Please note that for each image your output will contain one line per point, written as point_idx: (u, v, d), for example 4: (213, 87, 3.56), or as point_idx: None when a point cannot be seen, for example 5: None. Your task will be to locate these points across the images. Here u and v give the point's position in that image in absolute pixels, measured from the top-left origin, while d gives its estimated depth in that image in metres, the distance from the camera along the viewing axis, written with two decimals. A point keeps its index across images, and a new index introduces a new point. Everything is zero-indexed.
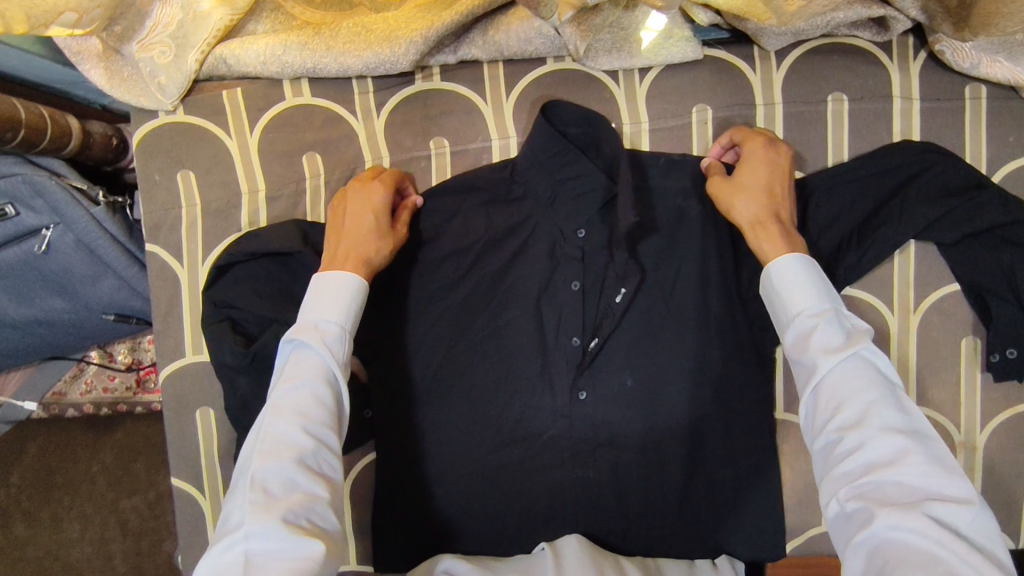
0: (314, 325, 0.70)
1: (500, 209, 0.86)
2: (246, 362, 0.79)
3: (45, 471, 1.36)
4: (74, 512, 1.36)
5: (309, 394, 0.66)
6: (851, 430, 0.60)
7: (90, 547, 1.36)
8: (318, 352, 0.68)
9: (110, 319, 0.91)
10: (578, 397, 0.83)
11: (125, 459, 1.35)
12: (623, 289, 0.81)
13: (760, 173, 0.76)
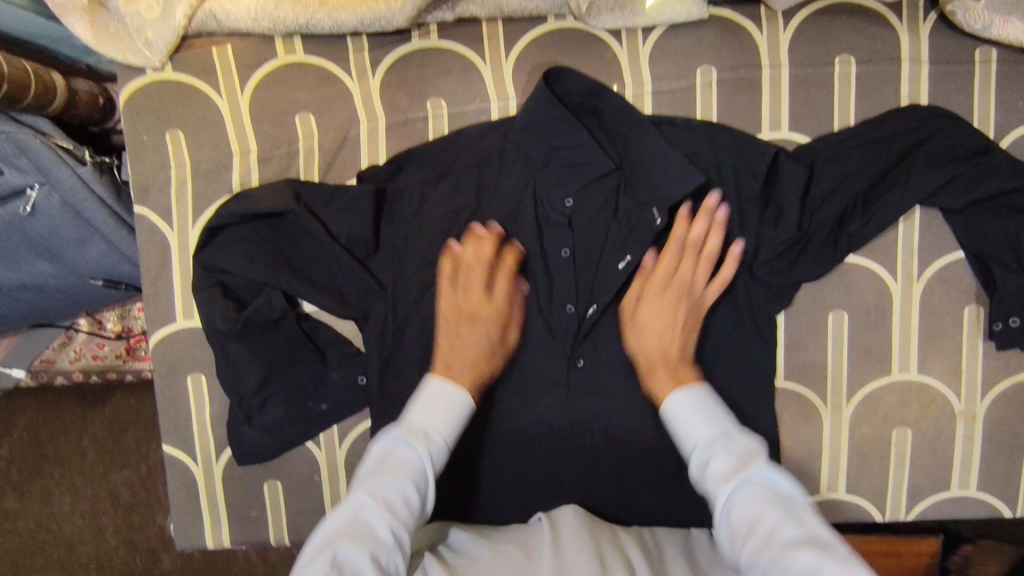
0: (426, 435, 0.67)
1: (499, 173, 0.83)
2: (237, 328, 0.78)
3: (34, 444, 1.35)
4: (63, 486, 1.35)
5: (401, 494, 0.63)
6: (761, 554, 0.56)
7: (80, 519, 1.34)
8: (419, 455, 0.65)
9: (98, 285, 0.89)
10: (577, 365, 0.82)
11: (116, 432, 1.35)
12: (628, 256, 0.80)
13: (662, 293, 0.76)
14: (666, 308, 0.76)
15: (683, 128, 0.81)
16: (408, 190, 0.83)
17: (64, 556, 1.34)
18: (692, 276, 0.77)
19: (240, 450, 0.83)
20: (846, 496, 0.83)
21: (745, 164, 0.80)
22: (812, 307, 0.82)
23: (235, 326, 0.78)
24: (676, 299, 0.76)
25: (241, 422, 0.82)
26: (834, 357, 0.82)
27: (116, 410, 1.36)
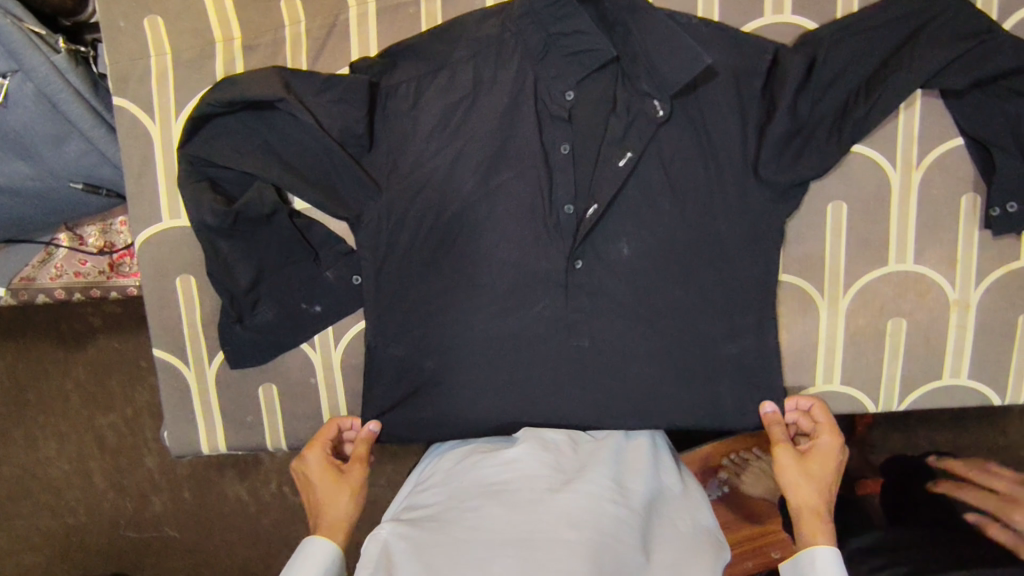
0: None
1: (499, 65, 0.80)
2: (229, 222, 0.76)
3: (16, 389, 1.38)
4: (49, 431, 1.40)
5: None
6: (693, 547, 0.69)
7: (68, 465, 1.41)
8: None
9: (76, 189, 0.85)
10: (574, 266, 0.81)
11: (98, 376, 1.37)
12: (627, 153, 0.78)
13: (829, 466, 0.77)
14: (835, 472, 0.78)
15: (684, 24, 0.79)
16: (404, 86, 0.80)
17: (55, 501, 1.41)
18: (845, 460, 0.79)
19: (236, 353, 0.82)
20: (841, 387, 0.84)
21: (745, 63, 0.79)
22: (812, 200, 0.82)
23: (226, 223, 0.76)
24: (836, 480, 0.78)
25: (234, 324, 0.80)
26: (833, 248, 0.82)
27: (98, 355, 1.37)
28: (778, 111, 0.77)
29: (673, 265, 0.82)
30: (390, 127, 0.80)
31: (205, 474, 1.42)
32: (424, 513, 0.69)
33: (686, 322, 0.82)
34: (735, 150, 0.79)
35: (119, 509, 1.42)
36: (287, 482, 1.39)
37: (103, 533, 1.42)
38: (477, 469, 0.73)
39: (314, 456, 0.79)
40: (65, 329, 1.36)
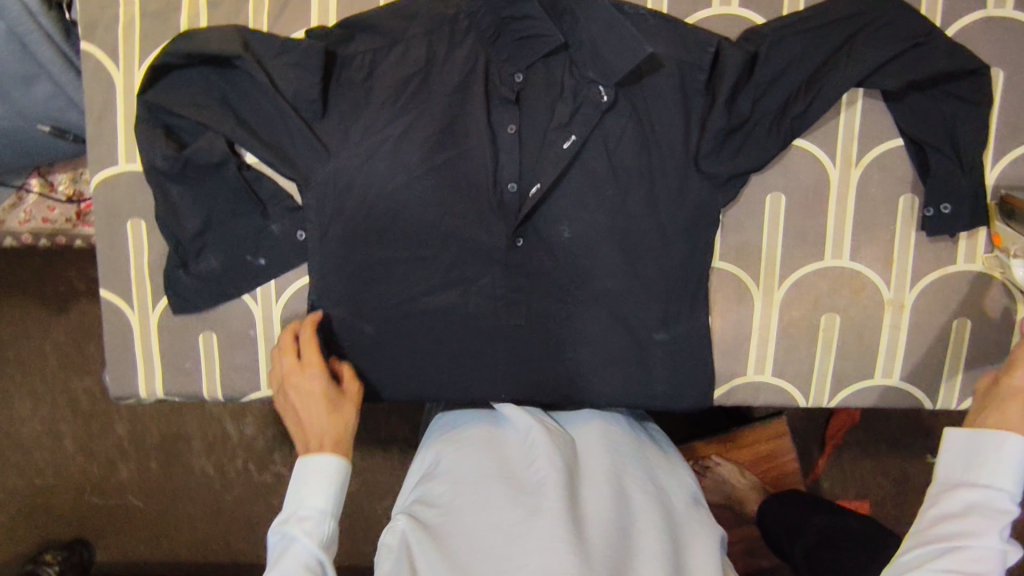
0: (303, 517, 0.69)
1: (451, 44, 0.80)
2: (179, 167, 0.79)
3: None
4: (24, 389, 1.45)
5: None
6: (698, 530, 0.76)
7: (39, 423, 1.45)
8: (304, 540, 0.67)
9: (44, 131, 0.89)
10: (516, 244, 0.83)
11: (78, 339, 1.42)
12: (572, 135, 0.80)
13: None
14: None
15: (632, 15, 0.79)
16: (358, 56, 0.81)
17: (21, 459, 1.45)
18: None
19: (180, 300, 0.84)
20: (772, 379, 0.85)
21: (689, 58, 0.79)
22: (752, 191, 0.82)
23: (180, 165, 0.79)
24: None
25: (178, 268, 0.83)
26: (771, 237, 0.83)
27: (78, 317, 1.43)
28: (717, 108, 0.78)
29: (612, 247, 0.83)
30: (343, 95, 0.81)
31: (169, 446, 1.45)
32: (436, 501, 0.74)
33: (621, 302, 0.84)
34: (678, 143, 0.80)
35: (84, 474, 1.46)
36: (253, 461, 1.44)
37: (66, 497, 1.46)
38: (475, 450, 0.78)
39: (316, 374, 0.79)
40: (51, 291, 1.43)
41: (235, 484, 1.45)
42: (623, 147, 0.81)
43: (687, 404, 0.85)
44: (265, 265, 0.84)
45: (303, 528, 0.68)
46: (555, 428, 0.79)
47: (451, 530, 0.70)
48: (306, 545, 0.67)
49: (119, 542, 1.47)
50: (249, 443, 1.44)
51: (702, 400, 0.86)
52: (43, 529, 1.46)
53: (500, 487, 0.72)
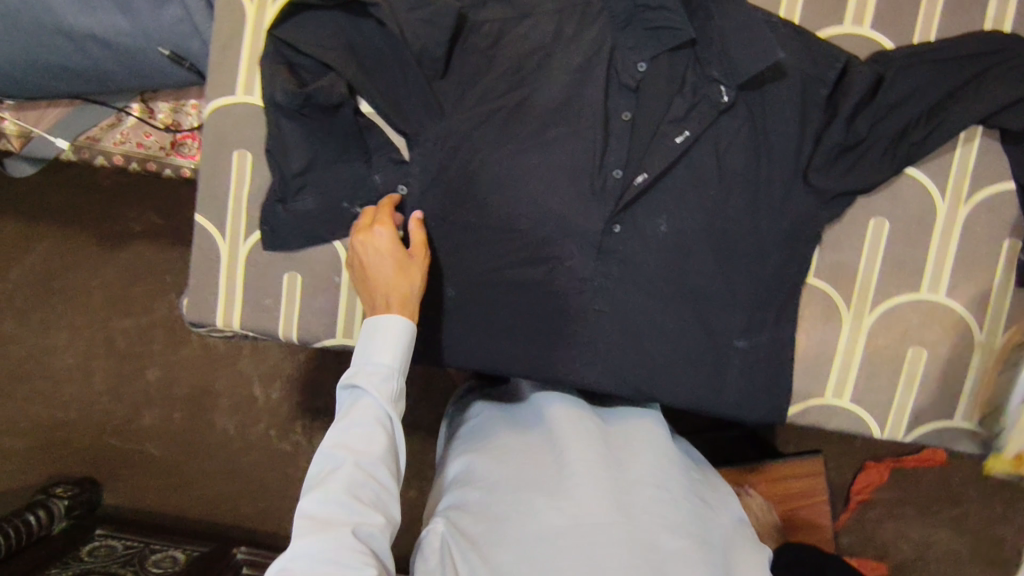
0: (374, 370, 0.71)
1: (581, 25, 0.81)
2: (299, 103, 0.77)
3: (47, 275, 1.51)
4: (64, 322, 1.52)
5: (354, 463, 0.66)
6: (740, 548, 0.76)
7: (72, 358, 1.52)
8: (375, 395, 0.69)
9: (164, 56, 0.91)
10: (612, 230, 0.83)
11: (125, 280, 1.50)
12: (685, 131, 0.80)
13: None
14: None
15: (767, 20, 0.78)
16: (488, 23, 0.81)
17: (49, 391, 1.52)
18: None
19: (274, 235, 0.85)
20: (849, 405, 0.84)
21: (813, 70, 0.79)
22: (856, 212, 0.82)
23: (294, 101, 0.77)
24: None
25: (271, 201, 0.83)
26: (868, 262, 0.82)
27: (129, 259, 1.50)
28: (837, 123, 0.78)
29: (706, 247, 0.83)
30: (466, 60, 0.82)
31: (195, 401, 1.51)
32: (470, 501, 0.76)
33: (707, 303, 0.84)
34: (790, 154, 0.80)
35: (108, 414, 1.52)
36: (273, 427, 1.50)
37: (86, 435, 1.52)
38: (507, 449, 0.79)
39: (384, 233, 0.78)
40: (106, 229, 1.50)
41: (252, 448, 1.51)
42: (734, 149, 0.81)
43: (757, 416, 0.85)
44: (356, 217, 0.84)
45: (375, 379, 0.70)
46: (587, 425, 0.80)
47: (484, 533, 0.72)
48: (376, 399, 0.69)
49: (127, 486, 1.53)
50: (272, 410, 1.50)
51: (774, 414, 0.85)
52: (58, 461, 1.52)
53: (531, 487, 0.73)
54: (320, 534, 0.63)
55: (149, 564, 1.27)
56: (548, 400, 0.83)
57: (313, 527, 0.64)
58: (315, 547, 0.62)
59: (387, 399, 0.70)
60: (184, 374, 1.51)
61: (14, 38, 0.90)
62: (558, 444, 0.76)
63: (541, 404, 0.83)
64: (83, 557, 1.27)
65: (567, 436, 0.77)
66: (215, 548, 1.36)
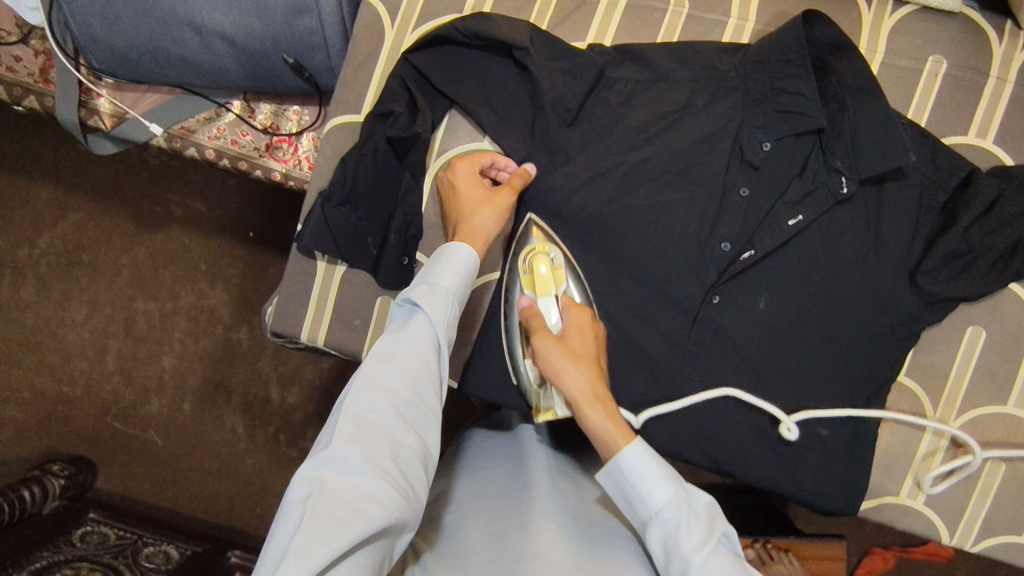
0: (434, 290, 0.67)
1: (713, 97, 0.82)
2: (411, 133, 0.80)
3: (75, 245, 1.48)
4: (86, 295, 1.48)
5: (400, 380, 0.61)
6: None
7: (88, 333, 1.48)
8: (432, 315, 0.65)
9: (287, 63, 0.91)
10: (712, 300, 0.83)
11: (157, 262, 1.47)
12: (799, 214, 0.80)
13: (585, 341, 0.72)
14: (594, 347, 0.73)
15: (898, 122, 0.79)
16: (622, 81, 0.83)
17: (59, 363, 1.49)
18: (611, 431, 0.67)
19: (379, 270, 0.83)
20: (923, 506, 0.85)
21: (935, 174, 0.81)
22: (954, 318, 0.83)
23: (404, 129, 0.80)
24: (598, 361, 0.73)
25: (321, 202, 0.81)
26: (960, 369, 0.84)
27: (164, 242, 1.47)
28: (954, 232, 0.78)
29: (803, 330, 0.83)
30: (595, 114, 0.83)
31: (210, 396, 1.47)
32: (444, 522, 0.73)
33: (796, 385, 0.84)
34: (901, 251, 0.81)
35: (115, 396, 1.48)
36: (284, 432, 1.45)
37: (90, 414, 1.49)
38: (485, 472, 0.79)
39: (465, 168, 0.79)
40: (149, 210, 1.47)
41: (259, 452, 1.46)
42: (845, 239, 0.82)
43: (828, 504, 0.84)
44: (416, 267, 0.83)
45: (437, 300, 0.66)
46: (559, 470, 0.80)
47: (443, 544, 0.69)
48: (429, 321, 0.65)
49: (122, 473, 1.48)
50: (286, 415, 1.45)
51: (847, 505, 0.84)
52: (55, 436, 1.48)
53: (494, 502, 0.72)
54: (362, 447, 0.57)
55: (142, 558, 1.22)
56: (525, 435, 0.86)
57: (353, 434, 0.57)
58: (354, 456, 0.56)
59: (443, 327, 0.66)
60: (202, 367, 1.47)
61: (137, 24, 0.91)
62: (530, 471, 0.76)
63: (521, 437, 0.85)
64: (76, 543, 1.21)
65: (537, 467, 0.77)
66: (211, 548, 1.30)
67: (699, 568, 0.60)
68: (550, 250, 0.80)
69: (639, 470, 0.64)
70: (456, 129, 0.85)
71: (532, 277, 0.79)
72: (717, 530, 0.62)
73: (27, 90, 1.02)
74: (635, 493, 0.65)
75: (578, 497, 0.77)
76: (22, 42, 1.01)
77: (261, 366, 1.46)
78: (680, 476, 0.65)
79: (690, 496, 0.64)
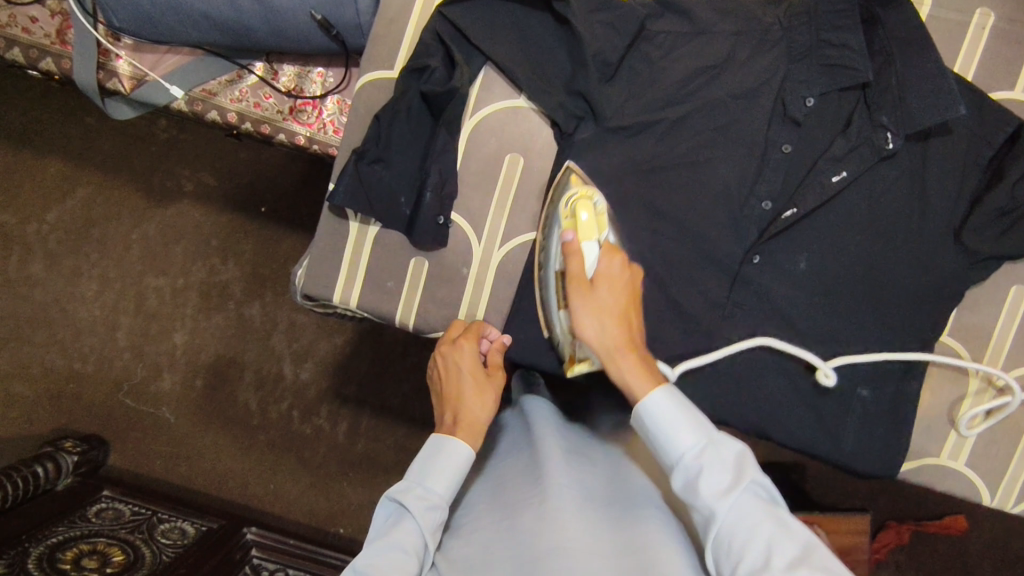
0: (421, 495, 0.68)
1: (755, 51, 0.80)
2: (448, 87, 0.78)
3: (85, 220, 1.46)
4: (97, 271, 1.46)
5: (393, 563, 0.62)
6: (754, 566, 0.57)
7: (100, 309, 1.46)
8: (416, 518, 0.65)
9: (314, 19, 0.89)
10: (751, 260, 0.81)
11: (169, 237, 1.45)
12: (843, 170, 0.78)
13: (617, 292, 0.71)
14: (626, 299, 0.71)
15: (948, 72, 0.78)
16: (662, 35, 0.80)
17: (70, 339, 1.47)
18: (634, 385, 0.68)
19: (414, 233, 0.82)
20: (964, 467, 0.84)
21: (982, 131, 0.79)
22: (997, 278, 0.82)
23: (439, 84, 0.78)
24: (633, 310, 0.72)
25: (354, 159, 0.79)
26: (1003, 330, 0.82)
27: (176, 216, 1.45)
28: (1001, 188, 0.78)
29: (845, 290, 0.82)
30: (634, 69, 0.81)
31: (225, 372, 1.45)
32: (466, 528, 0.74)
33: (835, 347, 0.83)
34: (944, 210, 0.80)
35: (128, 372, 1.47)
36: (301, 408, 1.44)
37: (102, 391, 1.47)
38: (504, 469, 0.79)
39: (470, 351, 0.79)
40: (161, 183, 1.45)
41: (276, 427, 1.45)
42: (889, 197, 0.80)
43: (867, 467, 0.84)
44: (452, 226, 0.82)
45: (417, 504, 0.67)
46: (573, 449, 0.79)
47: (465, 548, 0.71)
48: (418, 527, 0.65)
49: (136, 450, 1.47)
50: (300, 389, 1.44)
51: (884, 468, 0.84)
52: (66, 413, 1.46)
53: (514, 497, 0.72)
54: None
55: (158, 533, 1.21)
56: (534, 416, 0.85)
57: None
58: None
59: (427, 527, 0.66)
60: (216, 342, 1.45)
61: None
62: (542, 457, 0.75)
63: (531, 422, 0.84)
64: (91, 518, 1.21)
65: (549, 451, 0.76)
66: (227, 522, 1.29)
67: (725, 514, 0.60)
68: (595, 196, 0.75)
69: (665, 414, 0.64)
70: (493, 85, 0.82)
71: (571, 221, 0.74)
72: (744, 477, 0.61)
73: (44, 52, 0.99)
74: (660, 441, 0.65)
75: (597, 475, 0.76)
76: (37, 3, 0.98)
77: (277, 341, 1.44)
78: (707, 425, 0.64)
79: (717, 443, 0.63)
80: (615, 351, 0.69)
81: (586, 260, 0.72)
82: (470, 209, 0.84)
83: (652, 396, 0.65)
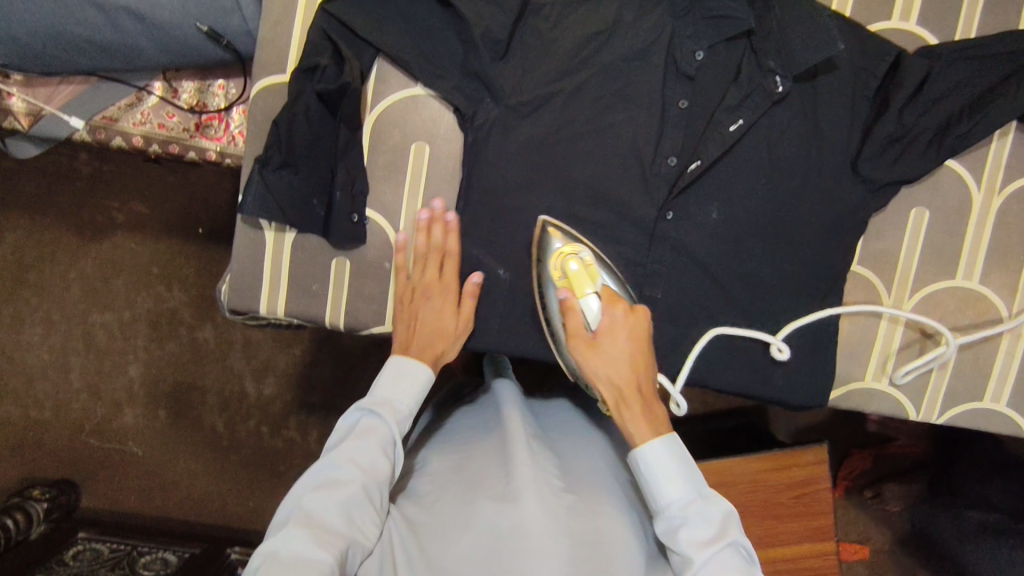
0: (388, 403, 0.73)
1: (641, 12, 0.81)
2: (339, 86, 0.78)
3: (18, 266, 1.42)
4: (38, 316, 1.43)
5: (370, 457, 0.68)
6: None
7: (48, 353, 1.44)
8: (389, 423, 0.71)
9: (201, 32, 0.88)
10: (665, 217, 0.83)
11: (106, 271, 1.42)
12: (740, 119, 0.80)
13: (619, 338, 0.73)
14: (628, 347, 0.73)
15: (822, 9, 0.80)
16: (548, 6, 0.81)
17: (22, 388, 1.44)
18: (641, 427, 0.69)
19: (330, 233, 0.83)
20: (889, 388, 0.88)
21: (864, 63, 0.82)
22: (898, 202, 0.86)
23: (333, 82, 0.78)
24: (645, 359, 0.73)
25: (258, 167, 0.78)
26: (908, 252, 0.86)
27: (110, 250, 1.42)
28: (887, 116, 0.80)
29: (758, 234, 0.84)
30: (526, 44, 0.81)
31: (184, 398, 1.44)
32: (423, 496, 0.76)
33: (757, 290, 0.85)
34: (840, 143, 0.82)
35: (86, 413, 1.45)
36: (266, 422, 1.44)
37: (63, 435, 1.45)
38: (467, 444, 0.80)
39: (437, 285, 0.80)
40: (86, 217, 1.41)
41: (243, 445, 1.44)
42: (787, 138, 0.83)
43: (800, 401, 0.87)
44: (367, 223, 0.83)
45: (389, 408, 0.72)
46: (538, 436, 0.81)
47: (420, 517, 0.73)
48: (388, 427, 0.71)
49: (107, 488, 1.46)
50: (262, 405, 1.43)
51: (819, 399, 0.87)
52: (30, 462, 1.45)
53: (480, 471, 0.74)
54: (334, 500, 0.65)
55: (139, 567, 1.19)
56: (501, 399, 0.87)
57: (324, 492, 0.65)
58: (333, 505, 0.64)
59: (399, 432, 0.71)
60: (170, 370, 1.44)
61: (37, 10, 0.85)
62: (509, 436, 0.76)
63: (496, 404, 0.86)
64: (68, 562, 1.17)
65: (519, 436, 0.76)
66: (208, 548, 1.28)
67: (702, 565, 0.63)
68: (578, 249, 0.79)
69: (658, 463, 0.67)
70: (388, 77, 0.83)
71: (566, 279, 0.78)
72: (725, 536, 0.63)
73: None
74: (647, 485, 0.68)
75: (558, 459, 0.78)
76: None
77: (231, 360, 1.43)
78: (698, 480, 0.67)
79: (705, 501, 0.66)
80: (625, 399, 0.71)
81: (589, 314, 0.76)
82: (386, 204, 0.85)
83: (651, 442, 0.68)
